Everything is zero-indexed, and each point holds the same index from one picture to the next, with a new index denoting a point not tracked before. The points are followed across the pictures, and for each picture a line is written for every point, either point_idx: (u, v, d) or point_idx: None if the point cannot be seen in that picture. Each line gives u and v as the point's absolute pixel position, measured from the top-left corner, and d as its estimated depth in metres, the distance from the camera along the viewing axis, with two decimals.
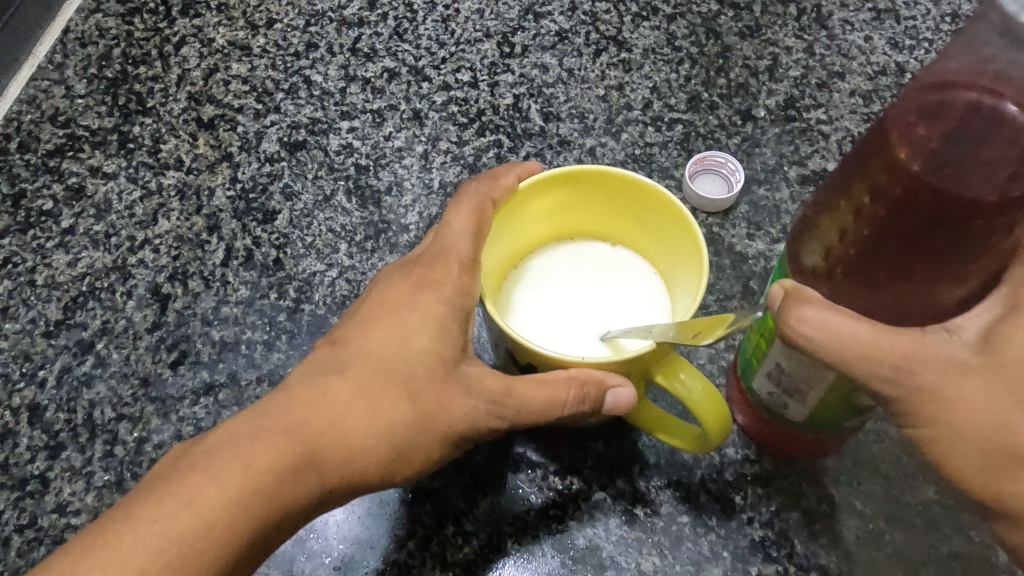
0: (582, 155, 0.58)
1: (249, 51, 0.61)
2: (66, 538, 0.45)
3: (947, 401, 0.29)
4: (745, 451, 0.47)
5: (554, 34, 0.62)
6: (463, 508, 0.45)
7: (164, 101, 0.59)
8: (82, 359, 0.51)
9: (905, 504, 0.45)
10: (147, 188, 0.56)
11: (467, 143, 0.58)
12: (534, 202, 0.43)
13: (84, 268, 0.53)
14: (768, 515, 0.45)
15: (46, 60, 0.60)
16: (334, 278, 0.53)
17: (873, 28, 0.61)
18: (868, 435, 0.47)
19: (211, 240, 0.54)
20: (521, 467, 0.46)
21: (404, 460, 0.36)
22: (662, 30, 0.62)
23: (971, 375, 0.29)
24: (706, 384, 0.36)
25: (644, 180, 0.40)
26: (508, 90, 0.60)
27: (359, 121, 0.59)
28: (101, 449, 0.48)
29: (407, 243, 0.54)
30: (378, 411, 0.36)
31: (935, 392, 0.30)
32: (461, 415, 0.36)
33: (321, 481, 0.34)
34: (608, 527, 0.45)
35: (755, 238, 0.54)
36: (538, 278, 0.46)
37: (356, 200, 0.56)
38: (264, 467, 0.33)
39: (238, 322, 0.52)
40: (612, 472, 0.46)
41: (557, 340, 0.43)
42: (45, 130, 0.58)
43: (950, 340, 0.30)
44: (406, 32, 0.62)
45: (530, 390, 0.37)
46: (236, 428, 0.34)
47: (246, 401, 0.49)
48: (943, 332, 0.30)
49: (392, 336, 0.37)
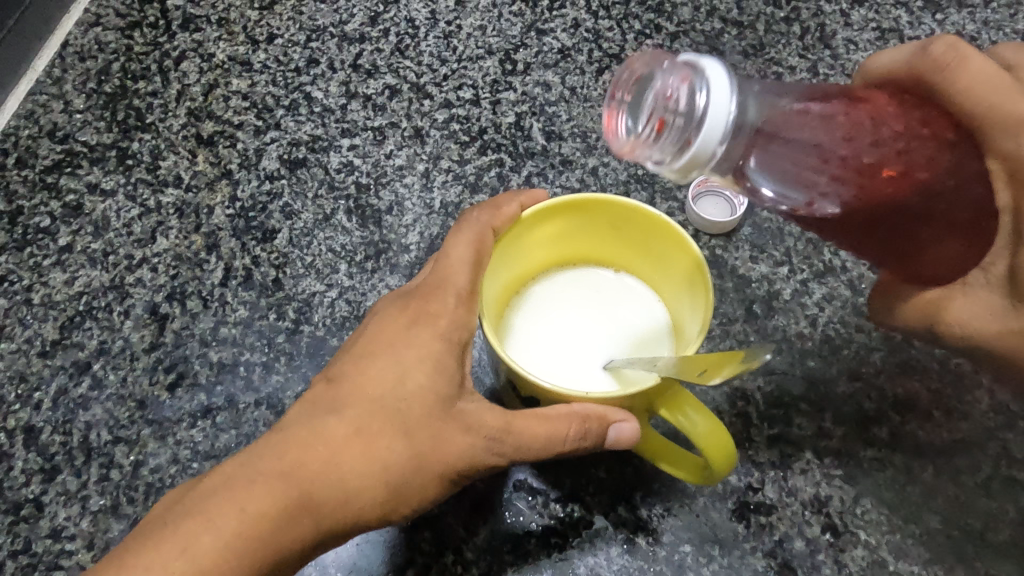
0: (585, 175, 0.57)
1: (249, 66, 0.61)
2: (61, 564, 0.45)
3: (992, 335, 0.36)
4: (748, 478, 0.46)
5: (556, 51, 0.62)
6: (462, 535, 0.45)
7: (164, 117, 0.59)
8: (79, 380, 0.50)
9: (908, 534, 0.45)
10: (145, 206, 0.56)
11: (469, 162, 0.58)
12: (537, 230, 0.42)
13: (81, 287, 0.53)
14: (770, 545, 0.45)
15: (44, 74, 0.59)
16: (334, 299, 0.53)
17: (877, 48, 0.61)
18: (872, 463, 0.47)
19: (210, 259, 0.54)
20: (522, 493, 0.46)
21: (401, 499, 0.36)
22: (665, 48, 0.62)
23: (1009, 313, 0.35)
24: (711, 419, 0.36)
25: (650, 211, 0.39)
26: (510, 108, 0.59)
27: (360, 139, 0.59)
28: (97, 473, 0.47)
29: (408, 264, 0.54)
30: (375, 451, 0.35)
31: (980, 339, 0.36)
32: (459, 453, 0.36)
33: (318, 524, 0.34)
34: (609, 555, 0.44)
35: (759, 261, 0.53)
36: (541, 304, 0.45)
37: (357, 219, 0.56)
38: (260, 512, 0.32)
39: (237, 344, 0.51)
40: (613, 500, 0.46)
41: (560, 369, 0.43)
42: (43, 146, 0.57)
43: (983, 283, 0.36)
44: (407, 49, 0.62)
45: (530, 427, 0.37)
46: (231, 471, 0.34)
47: (244, 424, 0.49)
48: (974, 277, 0.36)
49: (388, 372, 0.37)
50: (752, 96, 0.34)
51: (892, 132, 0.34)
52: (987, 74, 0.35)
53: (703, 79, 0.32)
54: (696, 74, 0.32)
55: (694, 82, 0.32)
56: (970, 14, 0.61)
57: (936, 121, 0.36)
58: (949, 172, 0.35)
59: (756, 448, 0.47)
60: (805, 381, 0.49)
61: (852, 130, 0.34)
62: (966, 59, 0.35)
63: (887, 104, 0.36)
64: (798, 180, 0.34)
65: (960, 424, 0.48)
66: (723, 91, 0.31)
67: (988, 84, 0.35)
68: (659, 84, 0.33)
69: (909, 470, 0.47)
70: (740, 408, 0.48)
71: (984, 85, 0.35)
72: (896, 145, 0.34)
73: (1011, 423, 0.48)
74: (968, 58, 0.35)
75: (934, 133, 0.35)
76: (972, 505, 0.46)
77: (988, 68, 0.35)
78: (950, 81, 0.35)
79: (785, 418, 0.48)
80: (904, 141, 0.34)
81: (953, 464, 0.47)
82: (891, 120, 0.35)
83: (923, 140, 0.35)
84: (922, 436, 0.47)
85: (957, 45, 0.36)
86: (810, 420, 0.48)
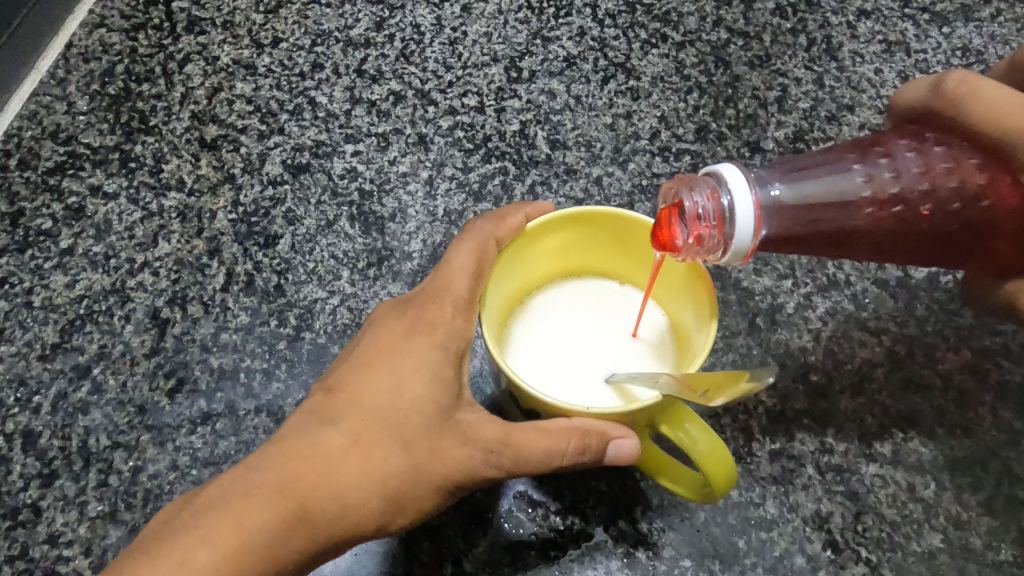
0: (589, 184, 0.57)
1: (254, 70, 0.61)
2: (57, 570, 0.45)
3: None
4: (750, 494, 0.46)
5: (562, 59, 0.61)
6: (461, 547, 0.45)
7: (167, 120, 0.59)
8: (78, 384, 0.50)
9: (910, 552, 0.45)
10: (148, 209, 0.56)
11: (473, 169, 0.57)
12: (542, 242, 0.42)
13: (82, 290, 0.53)
14: (772, 561, 0.45)
15: (48, 75, 0.59)
16: (336, 306, 0.52)
17: (883, 61, 0.61)
18: (874, 480, 0.47)
19: (211, 264, 0.54)
20: (522, 506, 0.45)
21: (399, 510, 0.36)
22: (671, 58, 0.61)
23: None
24: (711, 434, 0.36)
25: (652, 224, 0.39)
26: (515, 116, 0.59)
27: (364, 145, 0.58)
28: (95, 479, 0.47)
29: (410, 272, 0.54)
30: (372, 461, 0.35)
31: None
32: (456, 464, 0.36)
33: (315, 536, 0.33)
34: (609, 569, 0.44)
35: (762, 274, 0.52)
36: (542, 314, 0.45)
37: (360, 225, 0.55)
38: (258, 526, 0.32)
39: (237, 350, 0.51)
40: (614, 513, 0.46)
41: (561, 380, 0.43)
42: (46, 147, 0.57)
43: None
44: (413, 54, 0.61)
45: (530, 440, 0.36)
46: (229, 483, 0.34)
47: (244, 431, 0.49)
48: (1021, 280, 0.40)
49: (386, 382, 0.37)
50: (778, 180, 0.37)
51: (915, 176, 0.38)
52: (999, 97, 0.37)
53: (727, 189, 0.35)
54: (720, 178, 0.36)
55: (720, 190, 0.36)
56: (977, 27, 0.61)
57: (960, 152, 0.39)
58: (980, 196, 0.38)
59: (759, 462, 0.47)
60: (807, 395, 0.49)
61: (876, 184, 0.37)
62: (977, 89, 0.38)
63: (907, 148, 0.39)
64: (842, 237, 0.37)
65: (963, 441, 0.48)
66: (747, 202, 0.34)
67: (1001, 106, 0.37)
68: (689, 201, 0.36)
69: (911, 487, 0.46)
70: (741, 422, 0.48)
71: (998, 107, 0.37)
72: (921, 187, 0.38)
73: (1013, 440, 0.48)
74: (977, 87, 0.38)
75: (958, 164, 0.38)
76: (975, 523, 0.46)
77: (1001, 90, 0.38)
78: (962, 113, 0.38)
79: (787, 432, 0.48)
80: (928, 182, 0.38)
81: (956, 481, 0.47)
82: (912, 164, 0.38)
83: (947, 174, 0.38)
84: (924, 452, 0.47)
85: (965, 79, 0.39)
86: (811, 434, 0.48)
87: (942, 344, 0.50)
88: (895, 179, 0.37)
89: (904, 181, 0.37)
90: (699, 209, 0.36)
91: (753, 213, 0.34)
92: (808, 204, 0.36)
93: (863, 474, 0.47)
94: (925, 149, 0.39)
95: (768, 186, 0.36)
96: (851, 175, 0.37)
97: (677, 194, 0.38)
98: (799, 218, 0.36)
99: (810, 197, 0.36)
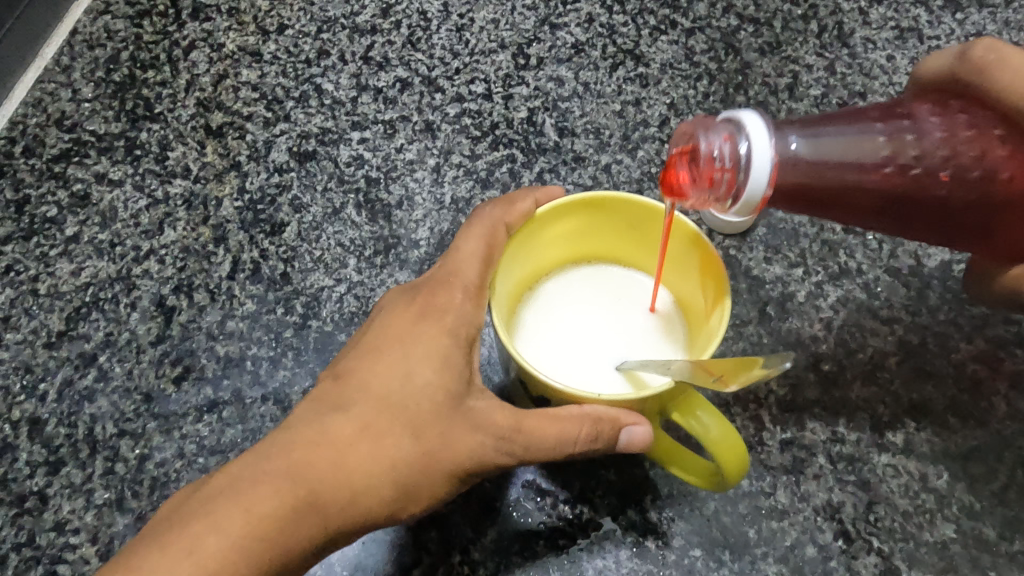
0: (597, 172, 0.57)
1: (260, 57, 0.60)
2: (64, 558, 0.45)
3: None
4: (760, 483, 0.46)
5: (570, 46, 0.61)
6: (470, 536, 0.44)
7: (173, 107, 0.58)
8: (84, 372, 0.50)
9: (923, 542, 0.44)
10: (153, 196, 0.55)
11: (480, 157, 0.57)
12: (551, 227, 0.42)
13: (88, 278, 0.52)
14: (783, 550, 0.44)
15: (53, 62, 0.59)
16: (343, 294, 0.52)
17: (895, 48, 0.60)
18: (886, 469, 0.46)
19: (217, 252, 0.53)
20: (531, 494, 0.45)
21: (409, 497, 0.35)
22: (680, 45, 0.61)
23: None
24: (723, 422, 0.35)
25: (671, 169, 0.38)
26: (523, 103, 0.59)
27: (371, 132, 0.58)
28: (102, 466, 0.47)
29: (417, 260, 0.53)
30: (382, 448, 0.35)
31: None
32: (468, 452, 0.36)
33: (326, 523, 0.33)
34: (618, 558, 0.44)
35: (773, 262, 0.52)
36: (552, 301, 0.45)
37: (366, 213, 0.55)
38: (267, 514, 0.32)
39: (244, 338, 0.51)
40: (623, 502, 0.45)
41: (571, 367, 0.42)
42: (51, 134, 0.57)
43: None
44: (419, 41, 0.61)
45: (541, 427, 0.36)
46: (238, 470, 0.33)
47: (250, 420, 0.48)
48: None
49: (395, 369, 0.36)
50: (796, 133, 0.35)
51: (936, 140, 0.37)
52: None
53: (743, 131, 0.34)
54: (731, 120, 0.35)
55: (736, 133, 0.34)
56: (990, 14, 0.60)
57: (981, 122, 0.39)
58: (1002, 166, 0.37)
59: (770, 453, 0.46)
60: (818, 385, 0.48)
61: (897, 144, 0.36)
62: (1004, 59, 0.39)
63: (930, 113, 0.38)
64: (857, 195, 0.36)
65: (977, 431, 0.47)
66: (763, 147, 0.33)
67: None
68: (704, 143, 0.35)
69: (924, 477, 0.46)
70: (752, 411, 0.47)
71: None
72: (942, 153, 0.37)
73: None
74: (1005, 57, 0.39)
75: (980, 133, 0.38)
76: (988, 513, 0.45)
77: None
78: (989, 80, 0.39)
79: (798, 421, 0.47)
80: (949, 147, 0.37)
81: (969, 471, 0.46)
82: (935, 128, 0.37)
83: (968, 142, 0.37)
84: (937, 442, 0.47)
85: (993, 49, 0.39)
86: (822, 423, 0.47)
87: (955, 333, 0.50)
88: (917, 141, 0.36)
89: (926, 144, 0.37)
90: (714, 151, 0.35)
91: (770, 152, 0.33)
92: (826, 156, 0.35)
93: (874, 464, 0.46)
94: (947, 117, 0.38)
95: (785, 138, 0.35)
96: (874, 131, 0.36)
97: (692, 138, 0.37)
98: (814, 169, 0.35)
99: (828, 151, 0.35)
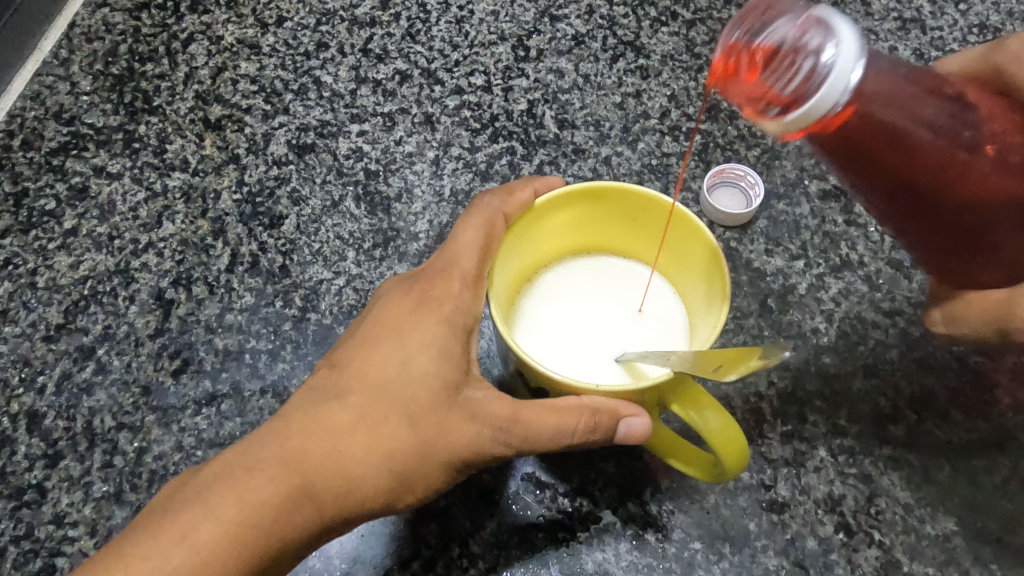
0: (597, 164, 0.56)
1: (258, 49, 0.60)
2: (63, 551, 0.45)
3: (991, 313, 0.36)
4: (761, 476, 0.45)
5: (570, 38, 0.61)
6: (468, 529, 0.44)
7: (171, 100, 0.58)
8: (83, 365, 0.50)
9: (924, 536, 0.44)
10: (152, 189, 0.55)
11: (480, 149, 0.57)
12: (550, 218, 0.41)
13: (86, 271, 0.52)
14: (783, 543, 0.44)
15: (51, 56, 0.59)
16: (342, 287, 0.52)
17: (898, 38, 0.59)
18: (888, 462, 0.46)
19: (216, 245, 0.53)
20: (530, 487, 0.45)
21: (405, 487, 0.35)
22: (681, 36, 0.60)
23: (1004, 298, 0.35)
24: (723, 413, 0.35)
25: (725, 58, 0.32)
26: (522, 96, 0.58)
27: (370, 125, 0.58)
28: (100, 459, 0.47)
29: (417, 252, 0.53)
30: (378, 437, 0.35)
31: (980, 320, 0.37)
32: (465, 441, 0.35)
33: (320, 512, 0.33)
34: (618, 551, 0.44)
35: (774, 254, 0.52)
36: (551, 293, 0.45)
37: (365, 206, 0.55)
38: (262, 500, 0.32)
39: (242, 331, 0.51)
40: (623, 495, 0.45)
41: (570, 359, 0.42)
42: (49, 128, 0.56)
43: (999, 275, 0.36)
44: (419, 33, 0.61)
45: (539, 418, 0.36)
46: (233, 458, 0.33)
47: (249, 413, 0.48)
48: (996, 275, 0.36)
49: (392, 358, 0.36)
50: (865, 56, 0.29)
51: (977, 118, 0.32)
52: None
53: (826, 30, 0.28)
54: (808, 13, 0.29)
55: (818, 28, 0.28)
56: (994, 5, 0.60)
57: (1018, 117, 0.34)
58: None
59: (770, 445, 0.46)
60: (819, 378, 0.48)
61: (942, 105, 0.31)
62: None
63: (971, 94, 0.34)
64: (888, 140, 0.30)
65: (979, 424, 0.47)
66: (848, 53, 0.27)
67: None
68: (779, 33, 0.29)
69: (925, 470, 0.46)
70: (753, 403, 0.47)
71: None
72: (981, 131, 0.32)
73: None
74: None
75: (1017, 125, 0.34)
76: (990, 506, 0.45)
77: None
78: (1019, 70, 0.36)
79: (799, 414, 0.47)
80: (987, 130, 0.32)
81: (972, 463, 0.46)
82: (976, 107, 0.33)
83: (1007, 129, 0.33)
84: (939, 434, 0.47)
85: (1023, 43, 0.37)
86: (824, 416, 0.47)
87: None
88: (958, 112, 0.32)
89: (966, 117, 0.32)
90: (789, 44, 0.28)
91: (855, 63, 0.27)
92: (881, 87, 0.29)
93: (875, 457, 0.46)
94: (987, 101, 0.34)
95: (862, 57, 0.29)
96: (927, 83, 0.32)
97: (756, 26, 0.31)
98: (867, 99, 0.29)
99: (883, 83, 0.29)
